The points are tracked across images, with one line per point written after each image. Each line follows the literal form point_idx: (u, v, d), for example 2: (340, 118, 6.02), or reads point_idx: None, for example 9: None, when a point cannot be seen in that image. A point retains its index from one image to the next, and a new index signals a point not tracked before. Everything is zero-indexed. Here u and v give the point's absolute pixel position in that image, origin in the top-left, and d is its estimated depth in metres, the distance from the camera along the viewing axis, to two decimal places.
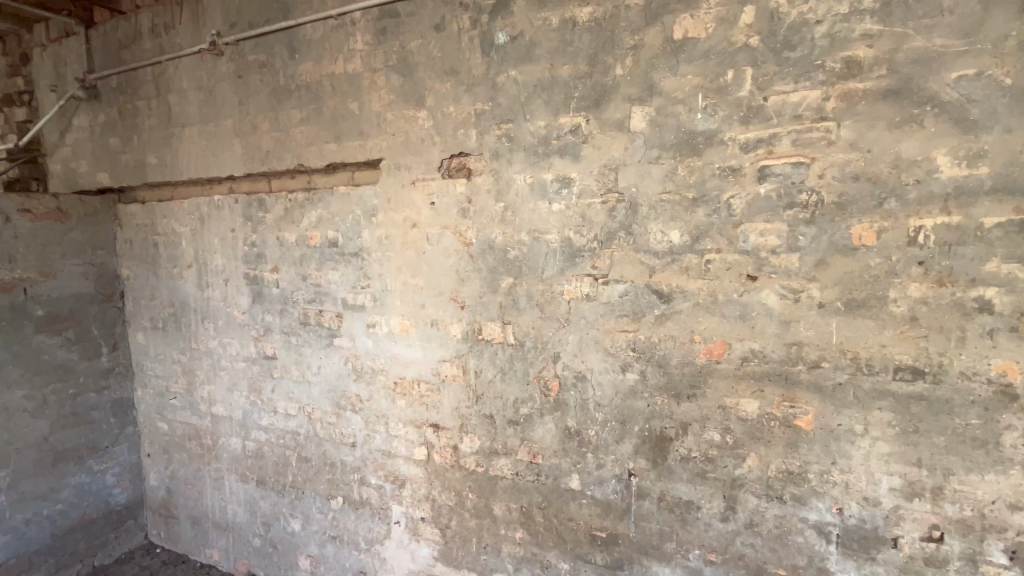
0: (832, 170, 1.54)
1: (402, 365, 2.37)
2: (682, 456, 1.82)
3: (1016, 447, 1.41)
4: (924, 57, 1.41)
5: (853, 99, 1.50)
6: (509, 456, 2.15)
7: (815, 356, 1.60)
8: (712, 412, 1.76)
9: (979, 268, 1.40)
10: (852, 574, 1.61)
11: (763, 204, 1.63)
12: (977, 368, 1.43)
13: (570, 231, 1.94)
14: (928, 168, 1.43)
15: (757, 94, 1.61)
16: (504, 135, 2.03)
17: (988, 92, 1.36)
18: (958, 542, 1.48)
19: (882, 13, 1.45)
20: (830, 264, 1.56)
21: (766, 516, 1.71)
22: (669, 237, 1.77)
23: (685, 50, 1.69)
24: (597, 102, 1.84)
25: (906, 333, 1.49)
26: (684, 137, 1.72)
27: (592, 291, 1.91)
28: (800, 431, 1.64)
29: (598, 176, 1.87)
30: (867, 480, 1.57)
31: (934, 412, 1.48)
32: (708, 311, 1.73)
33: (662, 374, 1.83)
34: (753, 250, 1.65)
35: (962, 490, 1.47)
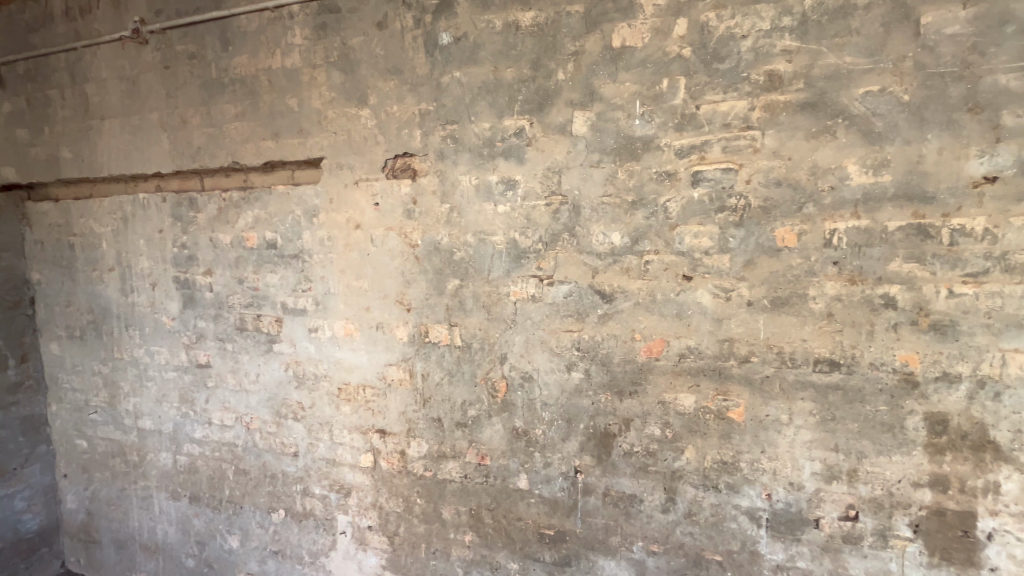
0: (758, 176, 1.63)
1: (346, 370, 2.30)
2: (624, 451, 1.88)
3: (918, 430, 1.55)
4: (836, 73, 1.53)
5: (775, 110, 1.60)
6: (457, 459, 2.14)
7: (745, 351, 1.70)
8: (652, 408, 1.83)
9: (884, 267, 1.53)
10: (780, 555, 1.71)
11: (697, 207, 1.71)
12: (884, 359, 1.56)
13: (515, 232, 1.95)
14: (840, 176, 1.55)
15: (690, 103, 1.69)
16: (449, 135, 2.02)
17: (890, 106, 1.50)
18: (871, 519, 1.61)
19: (799, 31, 1.56)
20: (757, 264, 1.66)
21: (703, 505, 1.79)
22: (610, 239, 1.82)
23: (623, 58, 1.75)
24: (540, 105, 1.87)
25: (824, 328, 1.61)
26: (624, 142, 1.78)
27: (537, 291, 1.94)
28: (732, 423, 1.73)
29: (542, 178, 1.89)
30: (792, 466, 1.68)
31: (849, 400, 1.61)
32: (648, 310, 1.80)
33: (605, 372, 1.88)
34: (688, 251, 1.73)
35: (873, 471, 1.60)
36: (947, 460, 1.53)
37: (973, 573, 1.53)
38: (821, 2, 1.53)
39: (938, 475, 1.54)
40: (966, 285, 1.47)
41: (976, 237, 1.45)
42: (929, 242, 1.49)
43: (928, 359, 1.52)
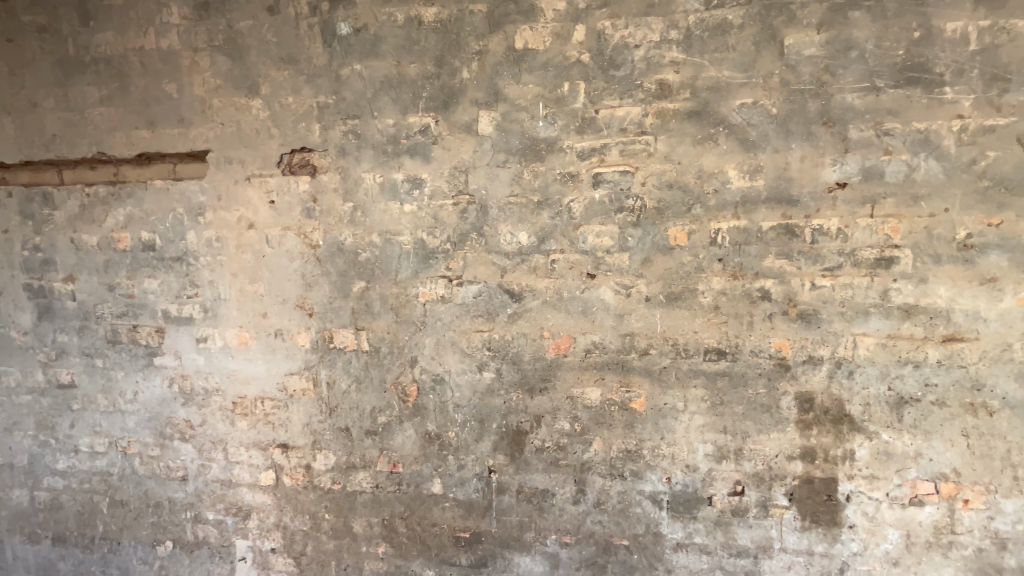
0: (652, 179, 1.73)
1: (241, 382, 2.12)
2: (536, 447, 1.91)
3: (790, 409, 1.73)
4: (717, 85, 1.66)
5: (666, 117, 1.71)
6: (368, 469, 2.05)
7: (644, 344, 1.79)
8: (561, 403, 1.87)
9: (760, 263, 1.69)
10: (679, 533, 1.83)
11: (598, 208, 1.78)
12: (762, 346, 1.73)
13: (422, 232, 1.91)
14: (722, 180, 1.69)
15: (590, 107, 1.75)
16: (351, 131, 1.93)
17: (762, 118, 1.65)
18: (755, 491, 1.77)
19: (685, 44, 1.67)
20: (653, 262, 1.76)
21: (610, 493, 1.87)
22: (518, 238, 1.84)
23: (525, 60, 1.77)
24: (445, 103, 1.84)
25: (712, 320, 1.74)
26: (528, 143, 1.80)
27: (446, 292, 1.91)
28: (635, 413, 1.83)
29: (449, 177, 1.87)
30: (688, 450, 1.80)
31: (734, 385, 1.75)
32: (555, 308, 1.84)
33: (516, 371, 1.89)
34: (591, 250, 1.79)
35: (755, 448, 1.76)
36: (814, 434, 1.72)
37: (836, 531, 1.74)
38: (702, 19, 1.65)
39: (807, 447, 1.73)
40: (825, 278, 1.66)
41: (832, 235, 1.64)
42: (795, 241, 1.67)
43: (797, 345, 1.70)
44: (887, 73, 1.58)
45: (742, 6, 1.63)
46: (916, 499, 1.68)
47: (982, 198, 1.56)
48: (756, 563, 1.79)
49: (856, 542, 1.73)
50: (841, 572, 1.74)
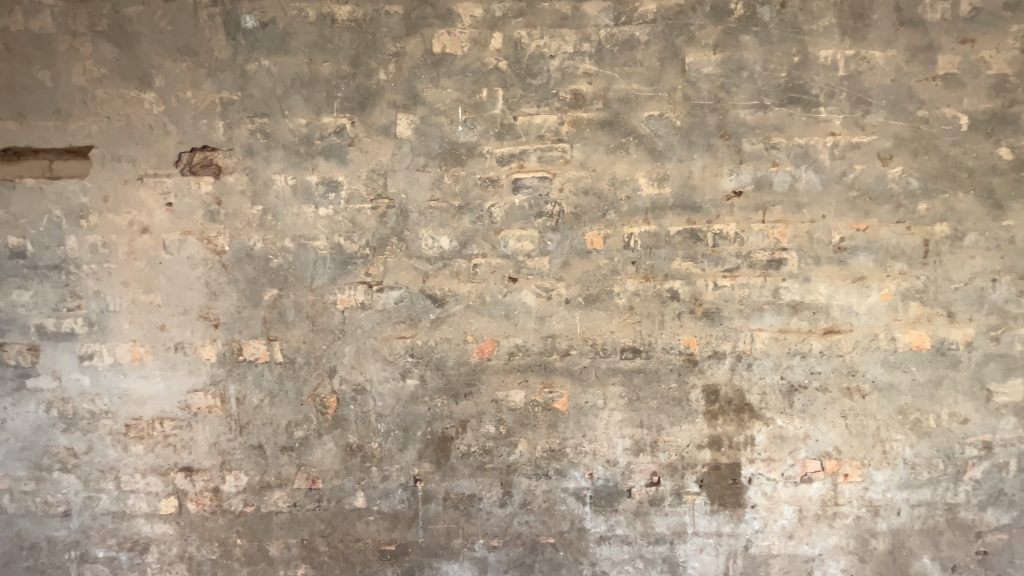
0: (569, 185, 1.79)
1: (136, 402, 1.92)
2: (462, 452, 1.90)
3: (699, 401, 1.85)
4: (627, 97, 1.76)
5: (581, 126, 1.77)
6: (284, 487, 1.93)
7: (565, 345, 1.85)
8: (486, 407, 1.88)
9: (669, 265, 1.80)
10: (602, 526, 1.90)
11: (518, 213, 1.81)
12: (673, 343, 1.84)
13: (339, 237, 1.84)
14: (633, 187, 1.78)
15: (508, 113, 1.78)
16: (259, 130, 1.82)
17: (668, 129, 1.76)
18: (669, 481, 1.88)
19: (597, 57, 1.75)
20: (572, 265, 1.82)
21: (536, 492, 1.90)
22: (439, 243, 1.83)
23: (444, 64, 1.77)
24: (361, 104, 1.79)
25: (627, 320, 1.83)
26: (448, 148, 1.80)
27: (366, 298, 1.86)
28: (557, 412, 1.87)
29: (367, 181, 1.82)
30: (608, 445, 1.88)
31: (649, 381, 1.85)
32: (478, 312, 1.85)
33: (440, 376, 1.88)
34: (512, 254, 1.82)
35: (669, 440, 1.87)
36: (719, 423, 1.86)
37: (740, 511, 1.88)
38: (612, 34, 1.74)
39: (714, 436, 1.86)
40: (726, 278, 1.80)
41: (730, 239, 1.79)
42: (699, 244, 1.79)
43: (703, 341, 1.83)
44: (773, 93, 1.74)
45: (647, 24, 1.73)
46: (806, 477, 1.86)
47: (852, 206, 1.77)
48: (672, 548, 1.90)
49: (757, 520, 1.88)
50: (745, 549, 1.89)
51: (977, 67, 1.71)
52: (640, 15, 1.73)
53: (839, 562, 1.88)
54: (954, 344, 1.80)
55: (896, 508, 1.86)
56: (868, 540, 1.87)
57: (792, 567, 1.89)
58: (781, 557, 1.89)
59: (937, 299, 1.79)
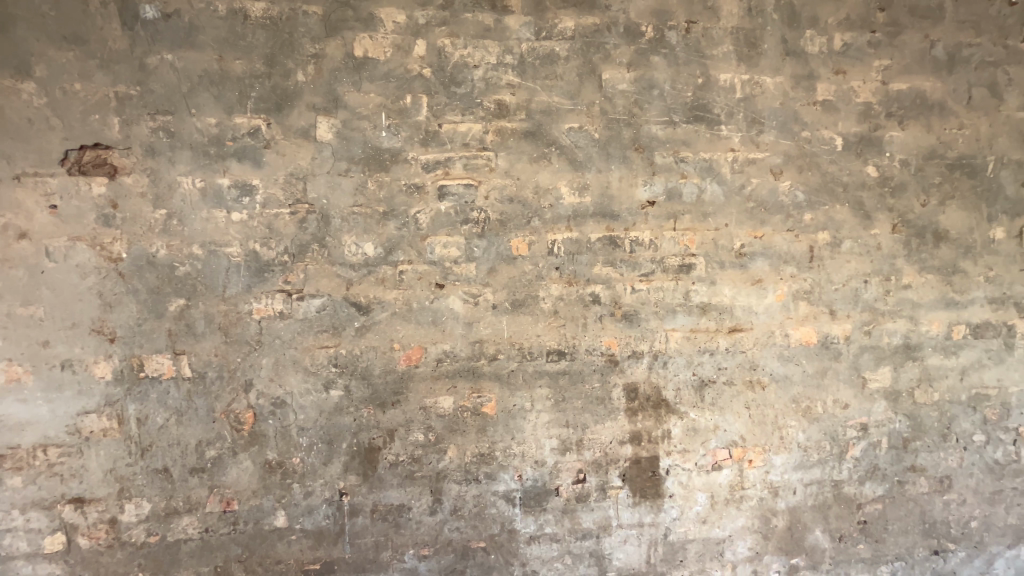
0: (494, 193, 1.83)
1: (13, 429, 1.70)
2: (390, 462, 1.87)
3: (620, 399, 1.95)
4: (548, 109, 1.82)
5: (505, 135, 1.82)
6: (194, 512, 1.79)
7: (493, 350, 1.87)
8: (414, 414, 1.86)
9: (590, 270, 1.89)
10: (532, 526, 1.94)
11: (444, 219, 1.82)
12: (596, 345, 1.92)
13: (255, 243, 1.75)
14: (556, 196, 1.85)
15: (433, 120, 1.79)
16: (161, 128, 1.69)
17: (587, 141, 1.85)
18: (594, 477, 1.96)
19: (519, 69, 1.80)
20: (498, 271, 1.85)
21: (466, 498, 1.91)
22: (363, 249, 1.79)
23: (366, 69, 1.74)
24: (278, 105, 1.72)
25: (552, 323, 1.89)
26: (371, 153, 1.77)
27: (285, 307, 1.78)
28: (486, 417, 1.89)
29: (285, 185, 1.75)
30: (536, 446, 1.92)
31: (573, 382, 1.92)
32: (404, 319, 1.83)
33: (366, 386, 1.84)
34: (438, 261, 1.82)
35: (593, 438, 1.95)
36: (639, 419, 1.97)
37: (660, 501, 2.00)
38: (533, 48, 1.80)
39: (634, 431, 1.97)
40: (642, 282, 1.92)
41: (645, 246, 1.91)
42: (618, 251, 1.89)
43: (622, 342, 1.93)
44: (681, 110, 1.89)
45: (566, 41, 1.81)
46: (716, 465, 2.02)
47: (750, 216, 1.95)
48: (599, 542, 1.98)
49: (675, 508, 2.01)
50: (665, 536, 2.01)
51: (848, 96, 1.96)
52: (559, 31, 1.81)
53: (746, 541, 2.06)
54: (836, 338, 2.04)
55: (793, 488, 2.07)
56: (770, 519, 2.06)
57: (706, 549, 2.04)
58: (696, 541, 2.03)
59: (821, 299, 2.02)
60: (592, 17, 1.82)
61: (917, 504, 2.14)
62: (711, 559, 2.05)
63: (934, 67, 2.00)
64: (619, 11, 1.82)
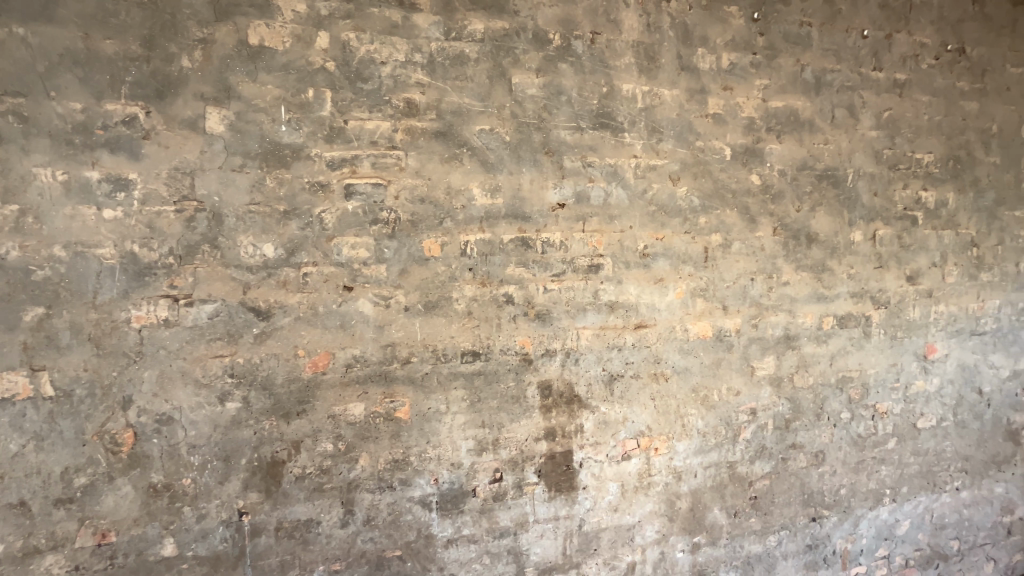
0: (404, 193, 1.79)
1: None
2: (296, 476, 1.76)
3: (534, 397, 1.99)
4: (458, 110, 1.82)
5: (414, 134, 1.79)
6: (60, 549, 1.58)
7: (405, 353, 1.84)
8: (322, 424, 1.77)
9: (504, 271, 1.91)
10: (449, 529, 1.93)
11: (351, 219, 1.75)
12: (510, 345, 1.95)
13: (133, 243, 1.58)
14: (468, 197, 1.85)
15: (338, 116, 1.72)
16: (11, 112, 1.47)
17: (499, 144, 1.87)
18: (511, 475, 1.99)
19: (428, 68, 1.78)
20: (410, 272, 1.82)
21: (380, 507, 1.85)
22: (262, 251, 1.68)
23: (262, 58, 1.64)
24: (159, 92, 1.57)
25: (466, 325, 1.89)
26: (269, 148, 1.67)
27: (171, 314, 1.62)
28: (400, 421, 1.85)
29: (169, 180, 1.59)
30: (452, 449, 1.91)
31: (488, 382, 1.93)
32: (310, 324, 1.74)
33: (267, 396, 1.72)
34: (346, 262, 1.75)
35: (509, 437, 1.97)
36: (553, 415, 2.02)
37: (574, 494, 2.07)
38: (442, 48, 1.79)
39: (549, 428, 2.02)
40: (553, 282, 1.97)
41: (556, 247, 1.96)
42: (530, 251, 1.93)
43: (536, 341, 1.97)
44: (587, 117, 1.96)
45: (476, 43, 1.82)
46: (626, 455, 2.13)
47: (651, 219, 2.08)
48: (516, 539, 2.01)
49: (588, 499, 2.09)
50: (580, 527, 2.09)
51: (734, 110, 2.15)
52: (469, 33, 1.81)
53: (653, 524, 2.19)
54: (728, 331, 2.23)
55: (694, 471, 2.23)
56: (674, 502, 2.21)
57: (618, 536, 2.14)
58: (608, 529, 2.13)
59: (715, 296, 2.19)
60: (501, 22, 1.84)
61: (798, 478, 2.40)
62: (622, 545, 2.15)
63: (804, 88, 2.25)
64: (527, 17, 1.87)
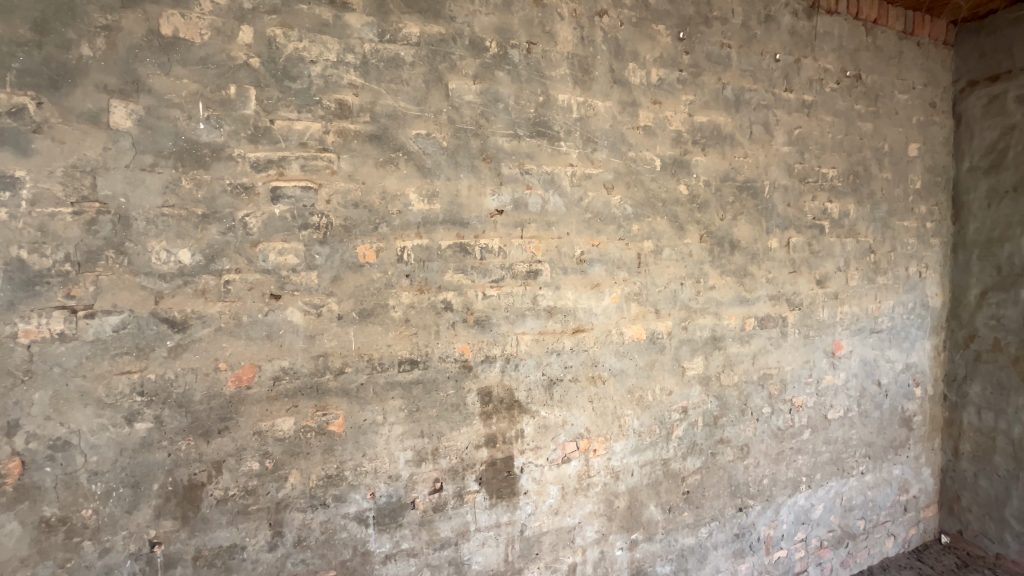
0: (337, 197, 1.73)
1: None
2: (217, 499, 1.64)
3: (474, 404, 1.98)
4: (394, 113, 1.79)
5: (347, 137, 1.73)
6: None
7: (339, 363, 1.76)
8: (246, 442, 1.66)
9: (442, 277, 1.89)
10: (387, 545, 1.86)
11: (278, 224, 1.66)
12: (449, 352, 1.92)
13: (20, 249, 1.41)
14: (404, 202, 1.82)
15: (263, 115, 1.63)
16: None
17: (435, 149, 1.85)
18: (451, 485, 1.96)
19: (362, 70, 1.74)
20: (343, 279, 1.75)
21: (312, 526, 1.76)
22: (177, 257, 1.56)
23: (177, 50, 1.53)
24: (53, 82, 1.42)
25: (403, 332, 1.85)
26: (185, 146, 1.55)
27: (68, 327, 1.46)
28: (333, 435, 1.77)
29: (65, 179, 1.44)
30: (389, 461, 1.86)
31: (427, 391, 1.90)
32: (232, 335, 1.63)
33: (183, 415, 1.59)
34: (273, 269, 1.66)
35: (449, 445, 1.94)
36: (493, 421, 2.01)
37: (515, 499, 2.08)
38: (376, 49, 1.75)
39: (489, 434, 2.01)
40: (492, 289, 1.97)
41: (495, 253, 1.97)
42: (468, 257, 1.92)
43: (475, 347, 1.96)
44: (524, 125, 1.99)
45: (411, 46, 1.80)
46: (566, 457, 2.16)
47: (587, 226, 2.13)
48: (457, 549, 1.98)
49: (529, 504, 2.10)
50: (521, 532, 2.09)
51: (663, 123, 2.26)
52: (404, 36, 1.79)
53: (593, 525, 2.23)
54: (661, 334, 2.33)
55: (631, 470, 2.30)
56: (613, 501, 2.27)
57: (559, 539, 2.17)
58: (549, 532, 2.15)
59: (648, 300, 2.29)
60: (437, 27, 1.83)
61: (726, 471, 2.54)
62: (563, 547, 2.18)
63: (725, 105, 2.41)
64: (463, 23, 1.87)
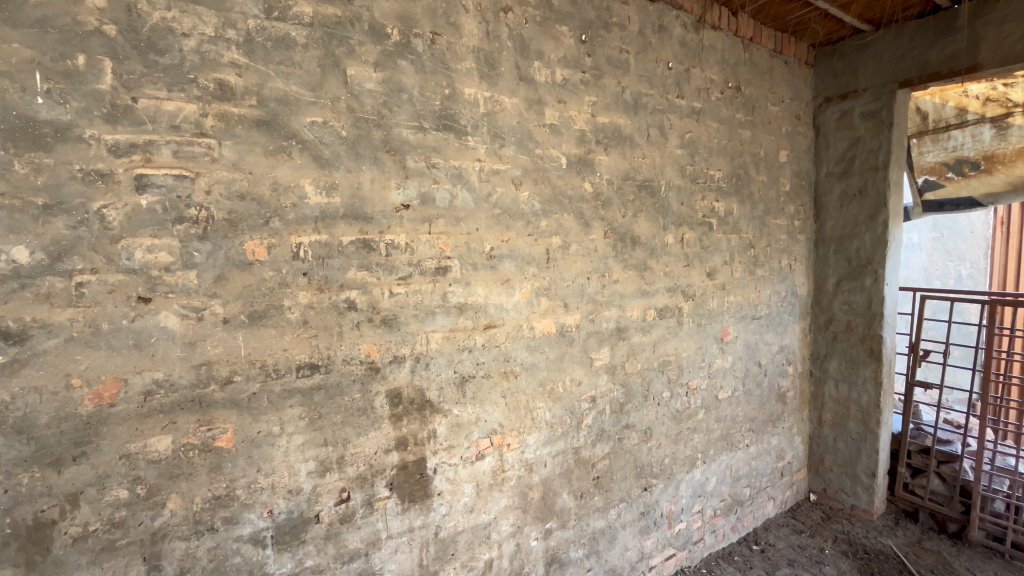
0: (218, 187, 1.55)
1: None
2: (73, 537, 1.41)
3: (383, 407, 1.89)
4: (284, 98, 1.65)
5: (230, 121, 1.57)
6: None
7: (226, 371, 1.60)
8: (111, 468, 1.45)
9: (343, 275, 1.78)
10: (288, 564, 1.73)
11: (146, 217, 1.46)
12: (354, 354, 1.82)
13: None
14: (299, 194, 1.69)
15: (123, 92, 1.42)
16: None
17: (333, 138, 1.74)
18: (359, 493, 1.86)
19: (246, 48, 1.58)
20: (228, 279, 1.58)
21: (197, 555, 1.58)
22: (9, 255, 1.31)
23: (2, 8, 1.28)
24: None
25: (301, 335, 1.72)
26: (18, 124, 1.31)
27: None
28: (220, 451, 1.60)
29: None
30: (288, 474, 1.72)
31: (330, 396, 1.78)
32: (88, 345, 1.41)
33: (24, 442, 1.34)
34: (141, 269, 1.46)
35: (356, 452, 1.84)
36: (404, 424, 1.94)
37: (429, 502, 2.03)
38: (263, 27, 1.60)
39: (399, 437, 1.94)
40: (400, 286, 1.90)
41: (401, 249, 1.90)
42: (373, 254, 1.83)
43: (382, 348, 1.88)
44: (430, 117, 1.94)
45: (303, 27, 1.67)
46: (479, 454, 2.15)
47: (496, 222, 2.13)
48: (368, 560, 1.89)
49: (444, 504, 2.06)
50: (436, 534, 2.05)
51: (568, 122, 2.32)
52: (294, 15, 1.65)
53: (509, 518, 2.25)
54: (569, 327, 2.40)
55: (544, 461, 2.35)
56: (527, 493, 2.31)
57: (475, 536, 2.16)
58: (465, 531, 2.13)
59: (557, 294, 2.34)
60: (333, 8, 1.72)
61: (632, 454, 2.69)
62: (479, 544, 2.17)
63: (625, 108, 2.53)
64: (362, 7, 1.77)
